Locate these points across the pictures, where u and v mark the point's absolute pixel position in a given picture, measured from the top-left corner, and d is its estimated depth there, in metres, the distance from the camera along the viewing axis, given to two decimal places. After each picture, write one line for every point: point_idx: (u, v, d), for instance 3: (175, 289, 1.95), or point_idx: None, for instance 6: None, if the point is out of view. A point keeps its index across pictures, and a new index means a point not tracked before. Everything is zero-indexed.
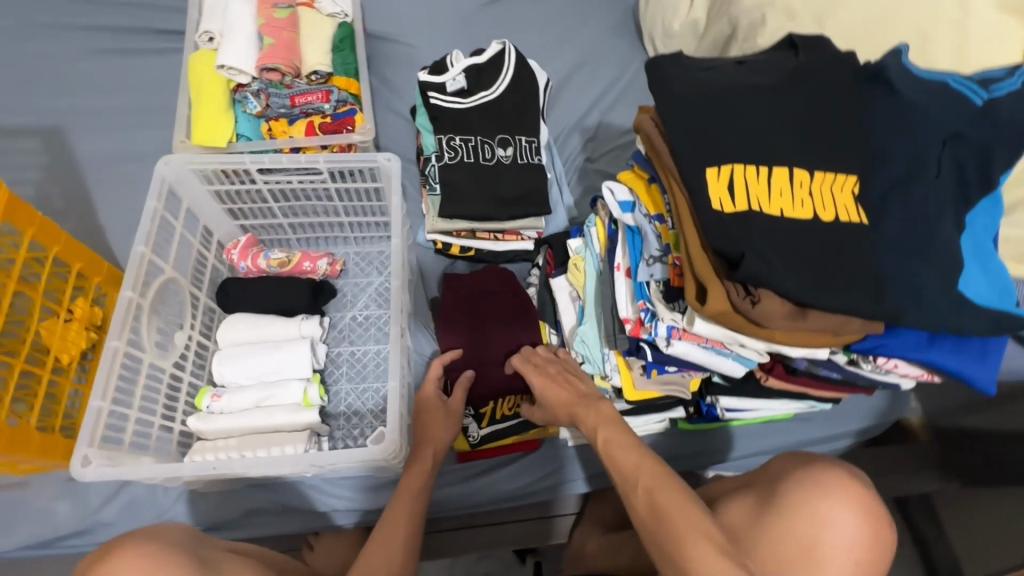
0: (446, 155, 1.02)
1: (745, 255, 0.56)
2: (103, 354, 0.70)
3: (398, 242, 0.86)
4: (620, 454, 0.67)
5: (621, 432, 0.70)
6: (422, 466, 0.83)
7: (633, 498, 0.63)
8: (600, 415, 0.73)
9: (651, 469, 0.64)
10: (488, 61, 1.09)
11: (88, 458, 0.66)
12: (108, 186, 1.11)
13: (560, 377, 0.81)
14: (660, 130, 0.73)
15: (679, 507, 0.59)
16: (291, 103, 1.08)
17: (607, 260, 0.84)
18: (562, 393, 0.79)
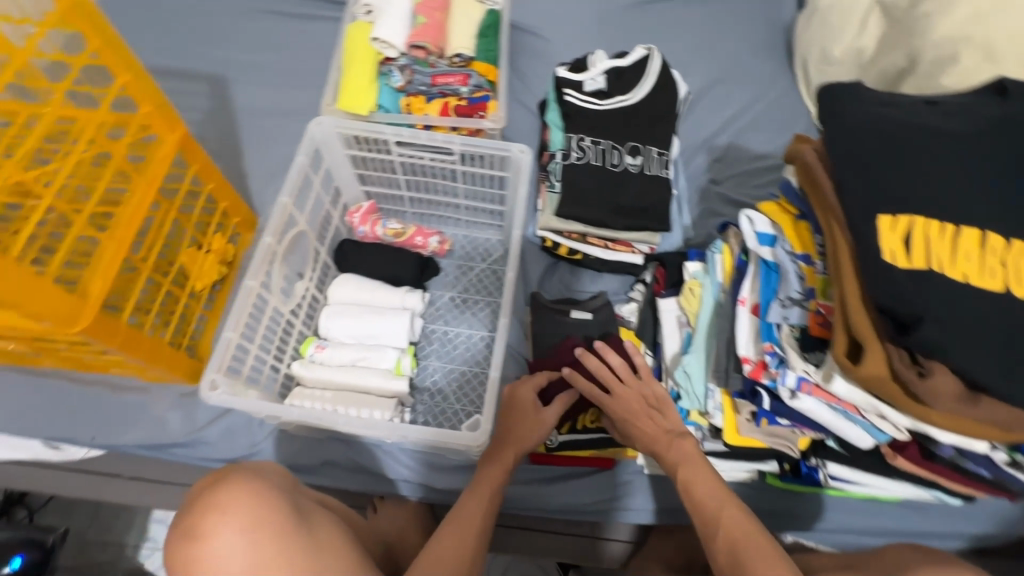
0: (573, 154, 1.01)
1: (927, 319, 0.51)
2: (240, 292, 0.75)
3: (518, 233, 0.86)
4: (700, 494, 0.68)
5: (704, 472, 0.71)
6: (502, 464, 0.80)
7: (712, 538, 0.64)
8: (687, 454, 0.73)
9: (734, 515, 0.65)
10: (631, 64, 1.07)
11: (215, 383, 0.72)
12: (254, 136, 1.20)
13: (646, 405, 0.79)
14: (822, 163, 0.68)
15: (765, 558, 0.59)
16: (432, 82, 1.10)
17: (730, 293, 0.79)
18: (651, 427, 0.77)
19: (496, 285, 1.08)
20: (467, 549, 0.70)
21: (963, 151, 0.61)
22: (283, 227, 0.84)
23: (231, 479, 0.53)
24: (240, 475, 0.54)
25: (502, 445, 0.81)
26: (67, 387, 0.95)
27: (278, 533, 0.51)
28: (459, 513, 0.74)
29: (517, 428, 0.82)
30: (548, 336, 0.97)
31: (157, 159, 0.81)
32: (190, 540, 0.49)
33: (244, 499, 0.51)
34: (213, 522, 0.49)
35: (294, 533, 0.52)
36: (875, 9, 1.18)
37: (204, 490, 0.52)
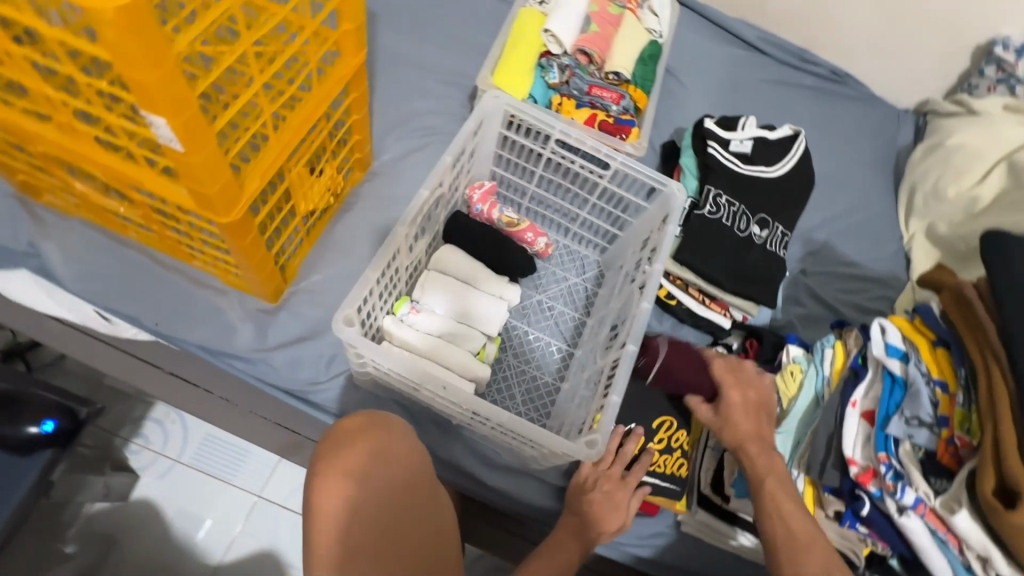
0: (707, 207, 1.01)
1: None
2: (388, 237, 0.73)
3: (659, 267, 0.83)
4: (774, 496, 0.74)
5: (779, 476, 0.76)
6: (581, 542, 0.81)
7: (775, 534, 0.72)
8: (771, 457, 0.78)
9: (801, 522, 0.72)
10: (777, 139, 1.10)
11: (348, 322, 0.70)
12: (390, 80, 1.18)
13: (755, 413, 0.82)
14: (984, 302, 0.70)
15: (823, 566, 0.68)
16: (587, 90, 1.11)
17: (838, 392, 0.80)
18: (744, 428, 0.80)
19: (585, 303, 1.08)
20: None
21: None
22: (436, 184, 0.82)
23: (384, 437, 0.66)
24: (391, 427, 0.68)
25: (580, 514, 0.82)
26: (148, 265, 0.91)
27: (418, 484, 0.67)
28: (532, 565, 0.77)
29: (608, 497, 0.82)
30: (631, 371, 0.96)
31: (335, 77, 0.78)
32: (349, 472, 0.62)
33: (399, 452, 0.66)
34: (371, 469, 0.63)
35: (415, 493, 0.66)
36: (1001, 166, 1.24)
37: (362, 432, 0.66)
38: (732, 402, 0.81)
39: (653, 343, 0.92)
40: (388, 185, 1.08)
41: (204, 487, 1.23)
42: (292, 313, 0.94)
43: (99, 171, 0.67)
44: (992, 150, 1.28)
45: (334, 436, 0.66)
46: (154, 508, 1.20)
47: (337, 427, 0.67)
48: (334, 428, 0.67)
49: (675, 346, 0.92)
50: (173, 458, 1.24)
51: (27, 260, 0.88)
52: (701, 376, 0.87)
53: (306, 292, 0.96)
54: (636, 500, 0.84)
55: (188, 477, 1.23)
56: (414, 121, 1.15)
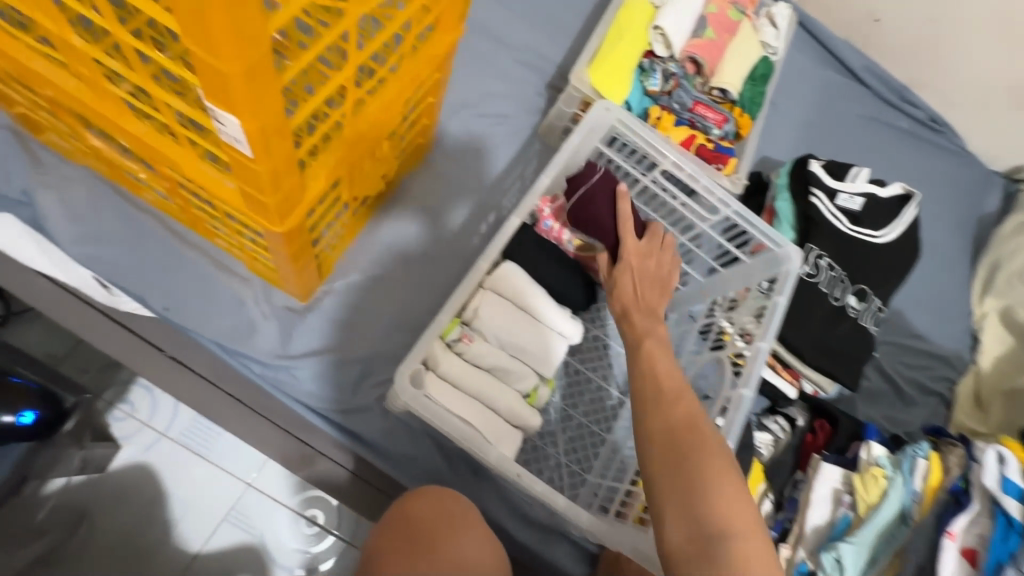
0: (806, 267, 0.89)
1: None
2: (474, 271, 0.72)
3: (765, 348, 0.73)
4: (679, 392, 0.61)
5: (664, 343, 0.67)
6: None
7: (643, 388, 0.62)
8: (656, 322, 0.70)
9: (694, 407, 0.60)
10: (887, 198, 0.98)
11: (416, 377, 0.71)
12: (463, 51, 1.02)
13: (653, 281, 0.75)
14: None
15: (687, 430, 0.58)
16: (690, 106, 0.95)
17: (931, 515, 0.72)
18: (645, 321, 0.70)
19: None
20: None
21: None
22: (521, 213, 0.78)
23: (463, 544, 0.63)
24: (461, 525, 0.65)
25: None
26: (165, 236, 0.78)
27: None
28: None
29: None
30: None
31: (425, 57, 0.64)
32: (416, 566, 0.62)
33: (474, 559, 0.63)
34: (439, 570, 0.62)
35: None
36: None
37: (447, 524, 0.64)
38: (624, 263, 0.76)
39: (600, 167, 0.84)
40: (446, 179, 0.94)
41: (191, 466, 1.13)
42: (323, 316, 0.81)
43: (128, 141, 0.53)
44: None
45: (401, 528, 0.65)
46: (135, 483, 1.10)
47: (403, 515, 0.66)
48: (402, 515, 0.66)
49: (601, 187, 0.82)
50: (159, 431, 1.12)
51: (19, 210, 0.74)
52: (614, 231, 0.81)
53: (341, 293, 0.83)
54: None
55: (174, 455, 1.12)
56: (484, 106, 1.00)
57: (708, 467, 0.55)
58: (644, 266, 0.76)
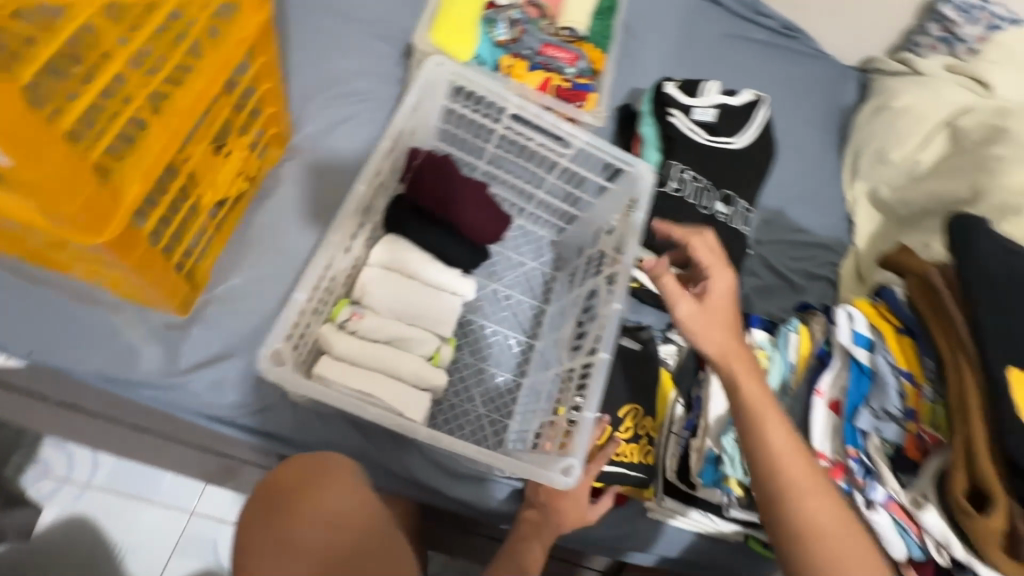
0: (671, 183, 0.95)
1: None
2: (322, 246, 0.63)
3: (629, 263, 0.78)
4: (796, 472, 0.64)
5: (773, 417, 0.67)
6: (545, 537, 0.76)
7: (752, 452, 0.66)
8: (729, 338, 0.71)
9: (798, 467, 0.64)
10: (739, 106, 1.04)
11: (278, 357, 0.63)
12: (307, 33, 0.99)
13: (732, 289, 0.74)
14: (949, 290, 0.70)
15: (818, 530, 0.62)
16: (539, 49, 0.97)
17: (804, 380, 0.80)
18: (746, 364, 0.70)
19: (543, 289, 1.00)
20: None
21: None
22: (373, 172, 0.69)
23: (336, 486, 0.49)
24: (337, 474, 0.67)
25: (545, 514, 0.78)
26: (12, 279, 0.73)
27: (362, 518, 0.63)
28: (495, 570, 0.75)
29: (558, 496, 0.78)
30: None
31: (234, 41, 0.62)
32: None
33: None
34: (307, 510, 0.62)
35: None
36: (942, 130, 1.25)
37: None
38: (695, 311, 0.72)
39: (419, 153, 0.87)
40: (313, 167, 0.92)
41: (126, 509, 1.09)
42: (208, 326, 0.79)
43: None
44: (935, 113, 1.27)
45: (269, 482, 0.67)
46: (69, 540, 1.06)
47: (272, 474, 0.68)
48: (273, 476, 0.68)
49: (427, 167, 0.87)
50: (81, 484, 1.08)
51: None
52: (447, 202, 0.87)
53: (223, 300, 0.81)
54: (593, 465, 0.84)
55: (103, 504, 1.08)
56: (340, 85, 0.98)
57: (816, 509, 0.63)
58: (702, 305, 0.73)
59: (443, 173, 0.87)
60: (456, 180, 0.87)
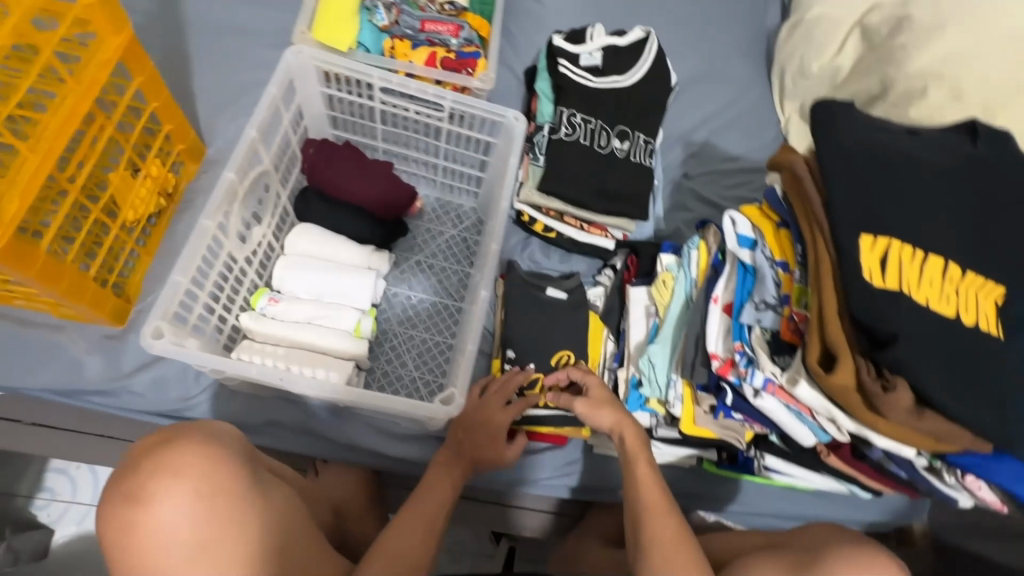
0: (562, 129, 0.98)
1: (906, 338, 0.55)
2: (194, 232, 0.66)
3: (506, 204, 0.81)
4: (649, 495, 0.75)
5: (647, 459, 0.78)
6: (463, 469, 0.80)
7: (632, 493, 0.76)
8: (621, 415, 0.81)
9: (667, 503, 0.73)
10: (628, 45, 1.05)
11: (161, 331, 0.63)
12: (208, 55, 1.06)
13: (611, 396, 0.83)
14: (811, 177, 0.70)
15: (659, 541, 0.71)
16: (420, 27, 1.01)
17: (703, 290, 0.81)
18: (636, 430, 0.80)
19: (465, 253, 1.04)
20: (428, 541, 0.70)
21: (924, 187, 0.66)
22: (247, 164, 0.74)
23: (184, 439, 0.50)
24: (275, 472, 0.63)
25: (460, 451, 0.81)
26: None
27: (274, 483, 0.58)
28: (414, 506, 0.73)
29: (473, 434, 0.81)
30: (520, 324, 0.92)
31: (97, 63, 0.69)
32: (123, 529, 0.46)
33: (199, 469, 0.49)
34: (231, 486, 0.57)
35: (289, 503, 0.58)
36: (855, 32, 1.23)
37: (151, 450, 0.49)
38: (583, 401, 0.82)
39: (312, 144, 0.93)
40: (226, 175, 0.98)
41: None
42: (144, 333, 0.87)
43: None
44: (847, 16, 1.25)
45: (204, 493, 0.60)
46: (80, 555, 1.15)
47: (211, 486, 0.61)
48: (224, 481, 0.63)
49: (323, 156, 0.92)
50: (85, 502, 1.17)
51: None
52: (347, 184, 0.93)
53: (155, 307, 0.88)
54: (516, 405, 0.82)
55: None
56: (244, 96, 1.04)
57: (677, 546, 0.69)
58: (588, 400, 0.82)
59: (337, 158, 0.92)
60: (351, 162, 0.93)
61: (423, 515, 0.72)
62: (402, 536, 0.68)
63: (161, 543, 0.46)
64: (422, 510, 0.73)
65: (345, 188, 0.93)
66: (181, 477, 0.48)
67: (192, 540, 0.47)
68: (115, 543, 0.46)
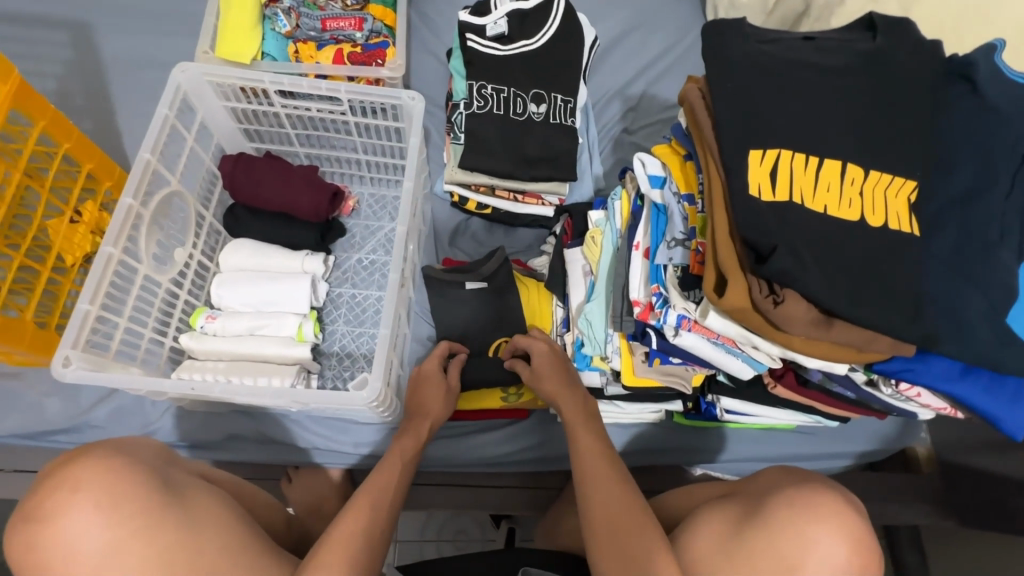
0: (475, 103, 0.97)
1: (795, 246, 0.52)
2: (97, 258, 0.66)
3: (410, 185, 0.81)
4: (595, 463, 0.70)
5: (592, 429, 0.76)
6: (415, 435, 0.82)
7: (584, 469, 0.70)
8: (564, 388, 0.80)
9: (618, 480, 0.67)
10: (534, 7, 1.03)
11: (69, 359, 0.64)
12: (130, 93, 1.09)
13: (557, 363, 0.82)
14: (704, 102, 0.67)
15: (606, 506, 0.65)
16: (322, 26, 1.02)
17: (627, 239, 0.79)
18: (577, 402, 0.79)
19: None
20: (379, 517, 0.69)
21: (817, 92, 0.63)
22: (147, 187, 0.76)
23: (84, 457, 0.50)
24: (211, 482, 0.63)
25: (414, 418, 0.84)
26: None
27: (198, 487, 0.58)
28: (369, 484, 0.72)
29: (424, 387, 0.85)
30: (462, 306, 0.94)
31: None
32: (28, 549, 0.47)
33: (97, 483, 0.49)
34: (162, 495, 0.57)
35: (221, 506, 0.58)
36: None
37: (55, 470, 0.50)
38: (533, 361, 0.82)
39: (230, 158, 0.92)
40: None
41: None
42: None
43: None
44: None
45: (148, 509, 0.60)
46: None
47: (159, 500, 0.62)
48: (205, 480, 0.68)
49: (241, 168, 0.92)
50: None
51: None
52: (267, 194, 0.92)
53: None
54: (452, 369, 0.87)
55: None
56: None
57: (628, 518, 0.63)
58: (537, 370, 0.81)
59: (254, 170, 0.92)
60: (269, 172, 0.92)
61: (379, 488, 0.72)
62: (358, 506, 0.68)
63: (68, 557, 0.47)
64: (374, 491, 0.72)
65: (267, 198, 0.92)
66: (77, 492, 0.48)
67: (100, 549, 0.47)
68: (27, 564, 0.47)
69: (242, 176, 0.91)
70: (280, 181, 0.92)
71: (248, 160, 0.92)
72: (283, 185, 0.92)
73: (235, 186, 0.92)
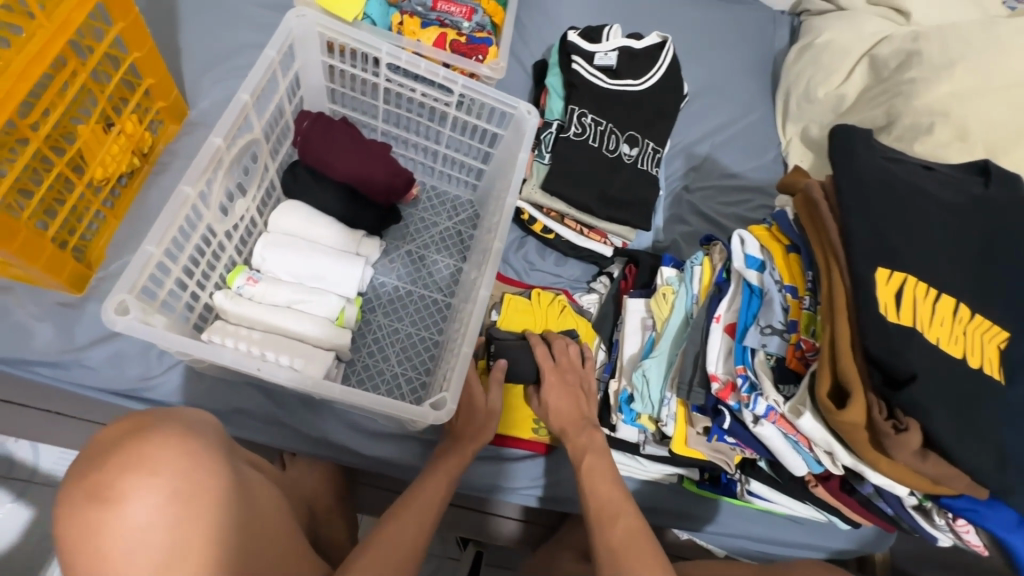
0: (572, 128, 0.95)
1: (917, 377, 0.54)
2: (172, 198, 0.64)
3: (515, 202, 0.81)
4: (598, 501, 0.73)
5: (607, 470, 0.76)
6: (460, 456, 0.76)
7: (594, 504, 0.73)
8: (574, 422, 0.79)
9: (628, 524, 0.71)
10: (644, 50, 1.02)
11: (125, 306, 0.61)
12: (197, 10, 0.98)
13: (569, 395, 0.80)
14: (828, 201, 0.67)
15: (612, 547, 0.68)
16: (431, 5, 0.98)
17: (705, 307, 0.79)
18: (584, 437, 0.78)
19: (459, 246, 0.99)
20: (424, 532, 0.66)
21: (937, 223, 0.65)
22: (235, 131, 0.72)
23: (155, 432, 0.45)
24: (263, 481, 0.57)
25: (459, 435, 0.77)
26: None
27: (257, 483, 0.53)
28: (414, 501, 0.69)
29: (470, 419, 0.78)
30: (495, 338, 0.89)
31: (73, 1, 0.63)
32: (88, 530, 0.42)
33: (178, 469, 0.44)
34: None
35: (273, 507, 0.54)
36: (863, 61, 1.22)
37: (120, 443, 0.45)
38: (546, 388, 0.80)
39: (308, 116, 0.86)
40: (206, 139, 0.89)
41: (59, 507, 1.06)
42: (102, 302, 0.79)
43: None
44: (856, 46, 1.24)
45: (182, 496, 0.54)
46: None
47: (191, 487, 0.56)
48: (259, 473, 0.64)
49: (317, 128, 0.85)
50: None
51: None
52: (337, 160, 0.85)
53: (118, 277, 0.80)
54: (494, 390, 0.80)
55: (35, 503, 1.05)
56: (234, 59, 0.96)
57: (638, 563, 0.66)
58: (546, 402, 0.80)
59: (329, 132, 0.85)
60: (345, 138, 0.86)
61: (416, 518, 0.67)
62: (404, 522, 0.66)
63: (133, 548, 0.42)
64: (416, 517, 0.67)
65: (336, 164, 0.85)
66: (156, 477, 0.43)
67: (164, 545, 0.43)
68: (80, 546, 0.42)
69: (315, 136, 0.85)
70: (353, 150, 0.86)
71: (327, 121, 0.86)
72: (356, 155, 0.86)
73: (306, 145, 0.85)
